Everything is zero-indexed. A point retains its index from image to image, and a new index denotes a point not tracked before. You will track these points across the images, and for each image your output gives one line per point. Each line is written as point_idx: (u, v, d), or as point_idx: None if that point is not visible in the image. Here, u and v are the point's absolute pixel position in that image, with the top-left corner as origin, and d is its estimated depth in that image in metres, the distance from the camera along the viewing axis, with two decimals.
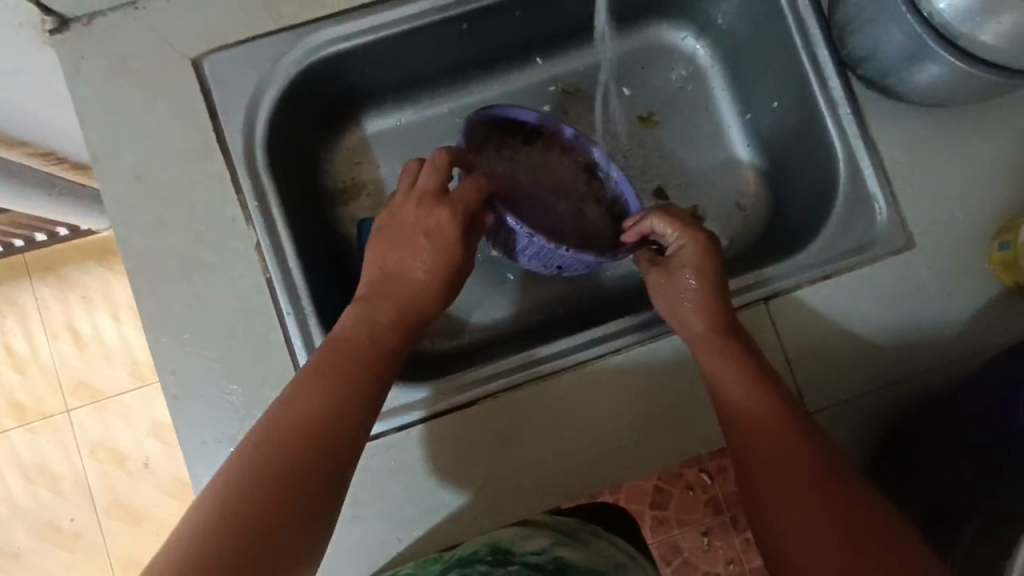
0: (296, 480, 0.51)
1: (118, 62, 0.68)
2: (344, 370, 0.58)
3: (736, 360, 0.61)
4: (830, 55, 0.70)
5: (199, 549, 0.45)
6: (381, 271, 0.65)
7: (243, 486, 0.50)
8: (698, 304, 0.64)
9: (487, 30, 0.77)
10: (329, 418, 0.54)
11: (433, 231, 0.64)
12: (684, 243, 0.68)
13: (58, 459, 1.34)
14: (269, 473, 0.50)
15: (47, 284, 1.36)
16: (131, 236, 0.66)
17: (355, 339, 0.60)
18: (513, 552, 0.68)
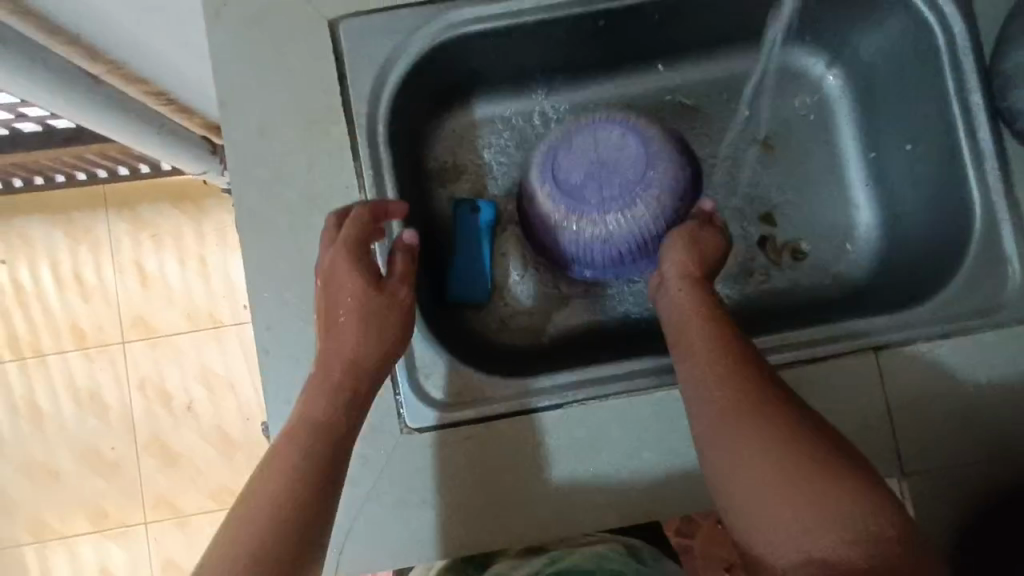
0: (324, 444, 0.56)
1: (256, 14, 0.68)
2: (361, 319, 0.61)
3: (695, 297, 0.63)
4: (984, 104, 0.66)
5: (306, 419, 0.57)
6: (353, 317, 0.61)
7: (307, 430, 0.56)
8: (685, 264, 0.66)
9: (621, 31, 0.75)
10: (356, 388, 0.60)
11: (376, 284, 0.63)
12: (674, 249, 0.67)
13: (109, 389, 1.38)
14: (307, 435, 0.56)
15: (122, 219, 1.40)
16: (246, 190, 0.67)
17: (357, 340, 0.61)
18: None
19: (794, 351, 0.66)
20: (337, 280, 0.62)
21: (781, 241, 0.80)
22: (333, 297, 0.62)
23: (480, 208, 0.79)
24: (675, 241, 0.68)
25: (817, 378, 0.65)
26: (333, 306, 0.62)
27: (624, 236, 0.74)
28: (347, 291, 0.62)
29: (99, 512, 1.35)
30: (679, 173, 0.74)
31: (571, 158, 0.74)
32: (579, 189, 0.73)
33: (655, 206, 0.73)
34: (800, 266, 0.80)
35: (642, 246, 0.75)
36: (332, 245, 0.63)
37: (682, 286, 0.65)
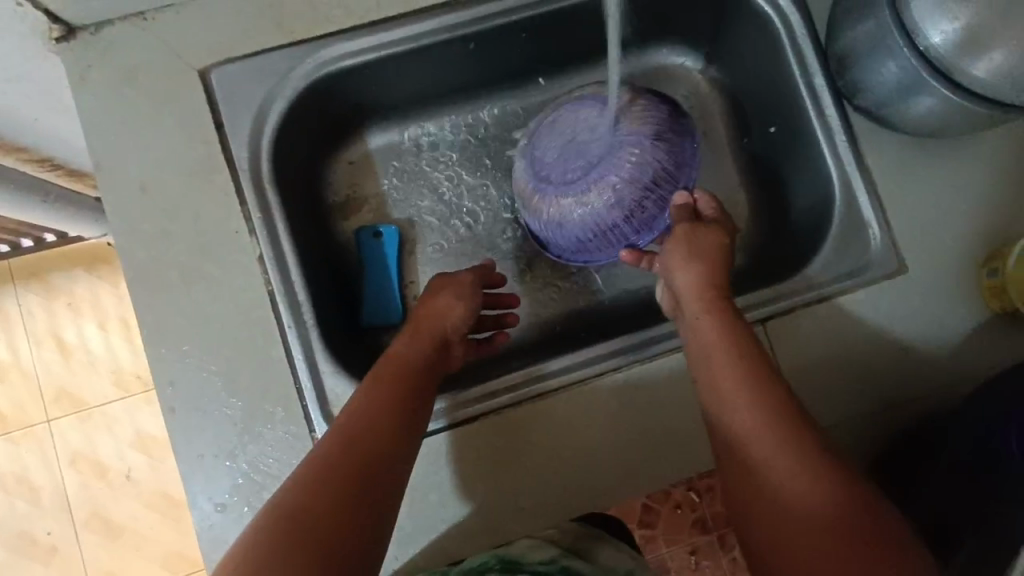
0: (312, 530, 0.51)
1: (125, 74, 0.68)
2: (428, 303, 0.71)
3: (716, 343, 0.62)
4: (827, 85, 0.72)
5: (297, 491, 0.53)
6: (443, 332, 0.69)
7: (297, 496, 0.53)
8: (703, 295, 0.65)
9: (492, 50, 0.78)
10: (356, 470, 0.55)
11: (433, 300, 0.71)
12: (687, 252, 0.69)
13: (38, 471, 1.31)
14: (300, 502, 0.52)
15: (34, 291, 1.34)
16: (133, 248, 0.66)
17: (447, 311, 0.70)
18: (522, 563, 0.65)
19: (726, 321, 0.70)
20: (432, 293, 0.71)
21: None
22: (435, 295, 0.71)
23: (383, 233, 0.82)
24: (683, 241, 0.70)
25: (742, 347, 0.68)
26: (432, 292, 0.72)
27: (582, 223, 0.77)
28: (432, 294, 0.71)
29: None
30: (644, 162, 0.75)
31: (542, 143, 0.78)
32: (546, 176, 0.77)
33: (608, 191, 0.75)
34: None
35: (600, 231, 0.77)
36: (438, 277, 0.73)
37: (705, 330, 0.63)
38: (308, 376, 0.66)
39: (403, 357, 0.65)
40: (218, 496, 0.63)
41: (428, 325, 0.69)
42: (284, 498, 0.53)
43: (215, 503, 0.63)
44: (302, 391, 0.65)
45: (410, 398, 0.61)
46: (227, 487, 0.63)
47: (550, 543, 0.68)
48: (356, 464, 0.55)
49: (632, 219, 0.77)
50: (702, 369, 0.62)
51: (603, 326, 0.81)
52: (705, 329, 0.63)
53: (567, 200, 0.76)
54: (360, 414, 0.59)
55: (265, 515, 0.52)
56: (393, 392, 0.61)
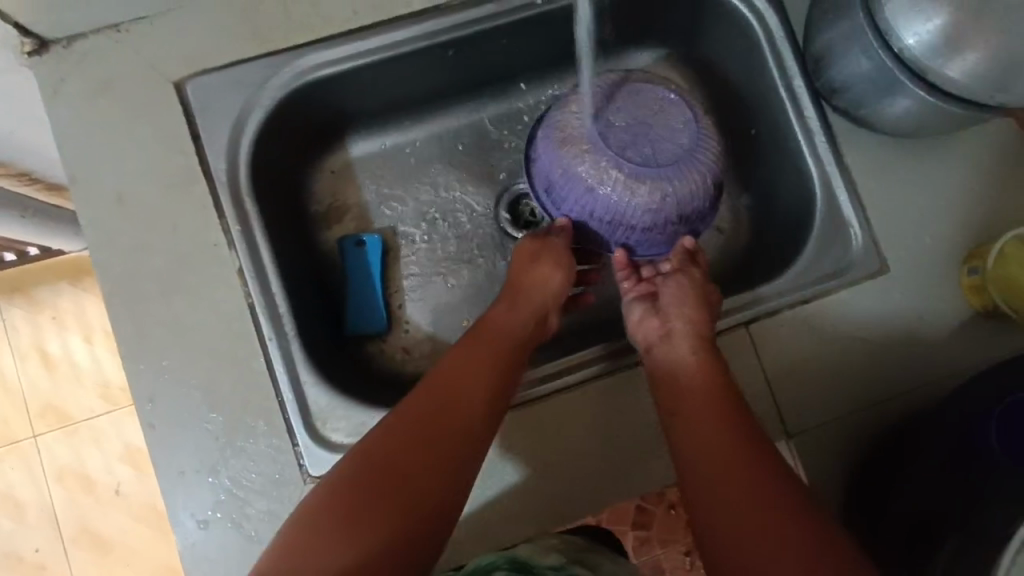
0: (398, 500, 0.52)
1: (99, 86, 0.68)
2: (528, 270, 0.73)
3: (692, 356, 0.67)
4: (806, 87, 0.72)
5: (381, 459, 0.54)
6: (533, 300, 0.72)
7: (382, 463, 0.54)
8: (687, 319, 0.69)
9: (472, 56, 0.78)
10: (445, 443, 0.57)
11: (555, 264, 0.73)
12: (674, 289, 0.72)
13: (23, 487, 1.29)
14: (388, 468, 0.54)
15: (17, 305, 1.33)
16: (110, 263, 0.65)
17: (545, 280, 0.73)
18: (534, 565, 0.62)
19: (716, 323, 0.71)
20: (526, 260, 0.74)
21: None
22: (535, 263, 0.73)
23: (365, 241, 0.81)
24: (682, 285, 0.72)
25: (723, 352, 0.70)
26: (526, 257, 0.74)
27: (609, 202, 0.73)
28: (524, 261, 0.74)
29: None
30: (669, 203, 0.72)
31: (630, 110, 0.72)
32: (609, 144, 0.71)
33: (656, 196, 0.71)
34: None
35: (616, 219, 0.74)
36: (526, 241, 0.76)
37: (683, 347, 0.67)
38: (291, 389, 0.65)
39: (501, 324, 0.68)
40: (200, 512, 0.62)
41: (528, 295, 0.72)
42: (373, 461, 0.54)
43: (197, 518, 0.62)
44: (284, 404, 0.65)
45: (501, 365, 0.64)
46: (209, 503, 0.62)
47: (556, 552, 0.66)
48: (450, 435, 0.57)
49: (636, 245, 0.77)
50: (675, 376, 0.66)
51: (586, 332, 0.81)
52: (680, 358, 0.67)
53: (577, 214, 0.76)
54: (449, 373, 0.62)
55: (344, 480, 0.54)
56: (488, 367, 0.63)
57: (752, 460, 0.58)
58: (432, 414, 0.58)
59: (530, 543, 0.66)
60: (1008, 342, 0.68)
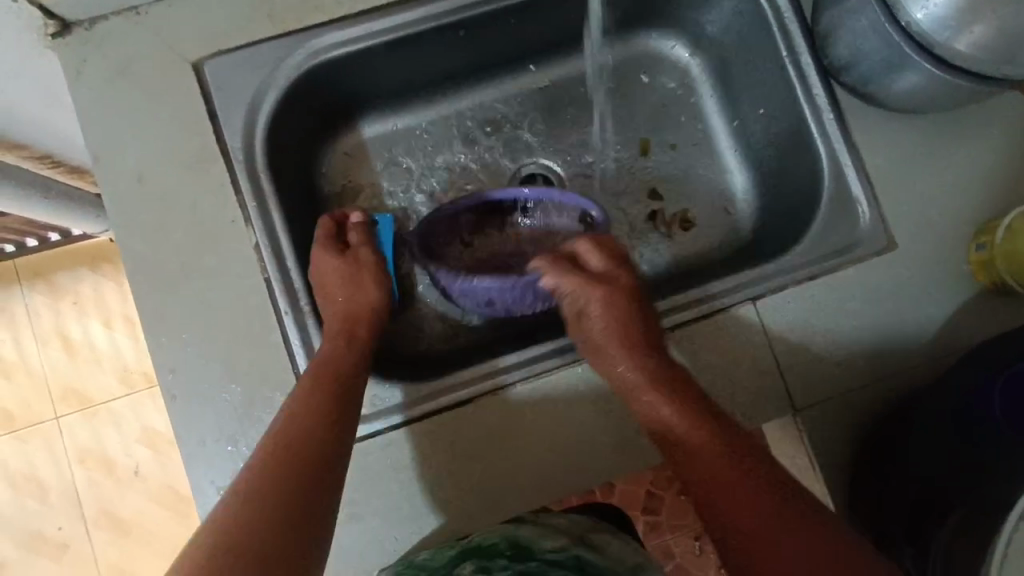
0: (270, 525, 0.52)
1: (119, 68, 0.69)
2: (348, 284, 0.69)
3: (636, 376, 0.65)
4: (814, 64, 0.72)
5: (254, 484, 0.54)
6: (346, 315, 0.68)
7: (259, 487, 0.54)
8: (609, 334, 0.67)
9: (481, 37, 0.78)
10: (307, 462, 0.56)
11: (349, 279, 0.70)
12: (575, 304, 0.71)
13: (47, 468, 1.33)
14: (259, 495, 0.54)
15: (39, 291, 1.36)
16: (132, 239, 0.67)
17: (360, 294, 0.69)
18: (531, 549, 0.70)
19: (730, 294, 0.71)
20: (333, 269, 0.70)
21: (670, 213, 0.87)
22: (342, 282, 0.70)
23: None
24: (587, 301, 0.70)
25: (734, 326, 0.70)
26: (333, 274, 0.70)
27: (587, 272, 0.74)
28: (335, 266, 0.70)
29: None
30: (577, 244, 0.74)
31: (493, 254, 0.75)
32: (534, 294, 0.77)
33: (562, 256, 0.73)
34: (687, 235, 0.86)
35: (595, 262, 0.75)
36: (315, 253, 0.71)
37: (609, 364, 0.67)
38: (307, 361, 0.67)
39: (339, 349, 0.64)
40: (220, 480, 0.65)
41: (354, 317, 0.68)
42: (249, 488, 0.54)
43: (217, 485, 0.64)
44: (300, 375, 0.67)
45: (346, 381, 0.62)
46: (229, 471, 0.65)
47: (561, 535, 0.74)
48: (312, 455, 0.57)
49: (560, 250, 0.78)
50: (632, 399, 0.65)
51: None
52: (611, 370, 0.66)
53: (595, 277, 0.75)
54: (302, 401, 0.60)
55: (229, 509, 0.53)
56: (337, 387, 0.61)
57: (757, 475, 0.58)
58: (300, 449, 0.57)
59: (536, 524, 0.73)
60: (1013, 318, 0.68)
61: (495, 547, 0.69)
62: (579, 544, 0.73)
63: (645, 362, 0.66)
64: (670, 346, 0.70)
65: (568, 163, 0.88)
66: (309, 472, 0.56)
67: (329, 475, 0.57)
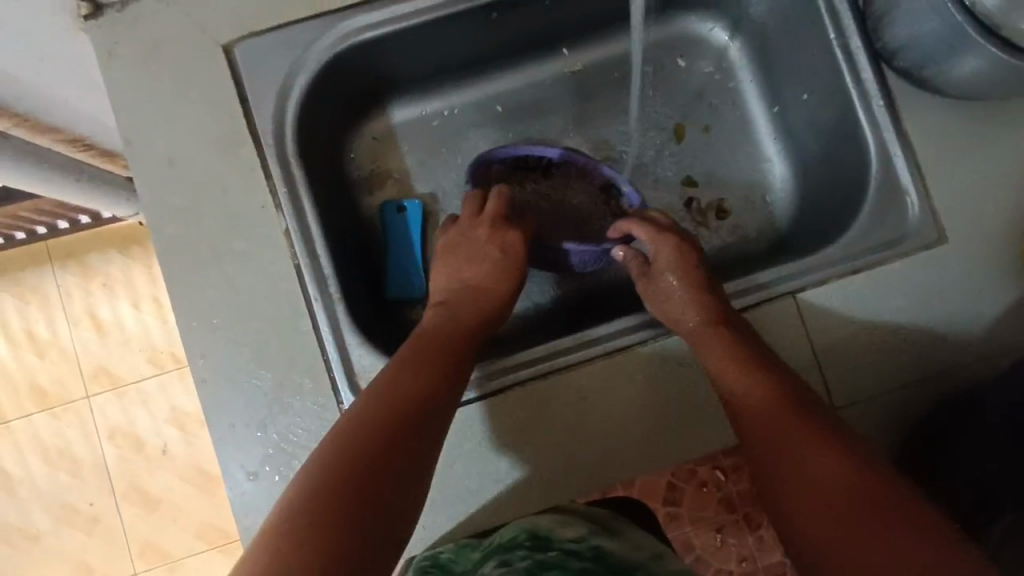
0: (336, 496, 0.50)
1: (151, 49, 0.69)
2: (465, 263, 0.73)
3: (696, 325, 0.66)
4: (865, 47, 0.69)
5: (325, 461, 0.53)
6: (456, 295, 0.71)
7: (325, 462, 0.53)
8: (683, 298, 0.68)
9: (514, 19, 0.76)
10: (381, 439, 0.55)
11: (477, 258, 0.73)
12: (661, 255, 0.73)
13: (79, 444, 1.36)
14: (329, 470, 0.52)
15: (71, 271, 1.38)
16: (163, 223, 0.67)
17: (476, 287, 0.71)
18: (551, 539, 0.65)
19: (773, 284, 0.69)
20: (471, 248, 0.74)
21: (705, 202, 0.84)
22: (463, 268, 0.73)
23: (406, 207, 0.82)
24: (659, 251, 0.73)
25: (771, 320, 0.68)
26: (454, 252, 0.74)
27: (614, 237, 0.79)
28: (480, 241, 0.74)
29: (86, 568, 1.34)
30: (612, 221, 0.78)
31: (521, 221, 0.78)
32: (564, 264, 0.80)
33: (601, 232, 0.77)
34: (723, 224, 0.84)
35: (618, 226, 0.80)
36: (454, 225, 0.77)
37: (680, 313, 0.68)
38: (336, 350, 0.66)
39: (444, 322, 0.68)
40: (250, 465, 0.65)
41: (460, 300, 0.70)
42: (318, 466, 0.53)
43: (247, 470, 0.65)
44: (330, 364, 0.66)
45: (439, 362, 0.63)
46: (258, 456, 0.65)
47: (583, 523, 0.68)
48: (388, 433, 0.56)
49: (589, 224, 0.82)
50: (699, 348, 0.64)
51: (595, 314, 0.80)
52: (678, 316, 0.68)
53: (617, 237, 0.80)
54: (382, 393, 0.59)
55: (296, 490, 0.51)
56: (437, 366, 0.63)
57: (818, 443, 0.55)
58: (378, 426, 0.56)
59: (559, 513, 0.68)
60: None
61: (513, 539, 0.64)
62: (601, 535, 0.67)
63: (704, 299, 0.68)
64: None
65: (600, 150, 0.86)
66: (379, 453, 0.54)
67: (406, 457, 0.55)
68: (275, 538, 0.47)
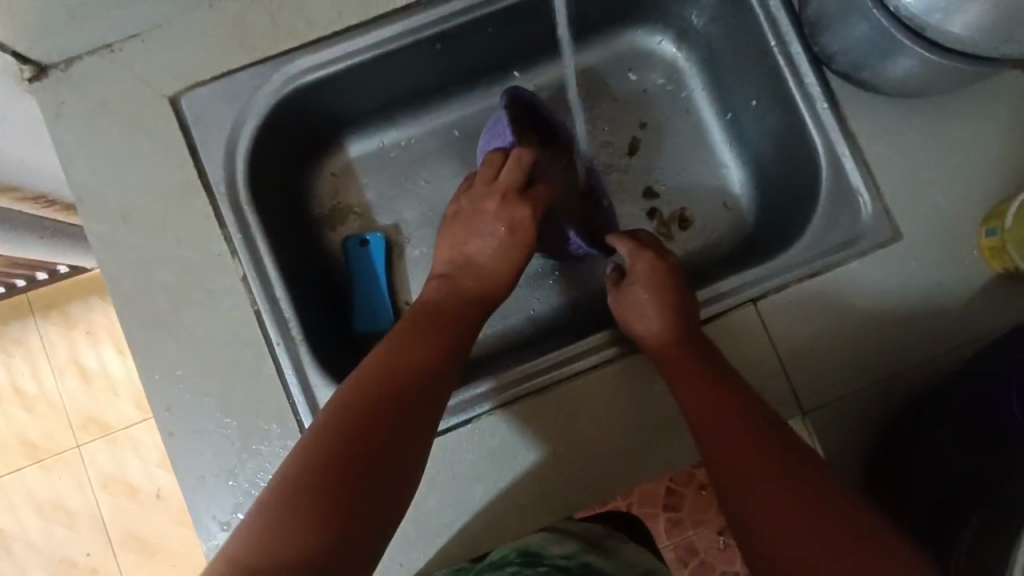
0: (314, 490, 0.48)
1: (97, 106, 0.69)
2: (473, 233, 0.71)
3: (662, 336, 0.65)
4: (805, 52, 0.70)
5: (301, 451, 0.51)
6: (455, 266, 0.71)
7: (303, 453, 0.51)
8: (654, 314, 0.66)
9: (460, 48, 0.77)
10: (360, 422, 0.53)
11: (495, 229, 0.71)
12: (638, 272, 0.71)
13: (72, 496, 1.35)
14: (306, 460, 0.50)
15: (51, 322, 1.37)
16: (121, 278, 0.67)
17: (481, 253, 0.71)
18: (543, 556, 0.66)
19: (738, 294, 0.69)
20: (483, 218, 0.71)
21: (667, 213, 0.85)
22: (474, 235, 0.71)
23: (369, 240, 0.82)
24: (639, 270, 0.71)
25: (734, 329, 0.68)
26: (462, 215, 0.73)
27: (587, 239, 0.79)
28: (489, 215, 0.71)
29: None
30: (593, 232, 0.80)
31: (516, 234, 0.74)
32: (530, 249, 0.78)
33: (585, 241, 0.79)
34: (686, 234, 0.84)
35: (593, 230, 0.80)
36: (465, 193, 0.74)
37: (649, 328, 0.66)
38: (302, 392, 0.66)
39: (444, 304, 0.67)
40: (222, 515, 0.64)
41: (460, 274, 0.70)
42: (296, 457, 0.51)
43: (219, 520, 0.64)
44: (296, 407, 0.66)
45: (425, 346, 0.61)
46: (230, 505, 0.64)
47: (570, 539, 0.70)
48: (368, 417, 0.54)
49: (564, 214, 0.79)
50: (669, 356, 0.64)
51: (566, 331, 0.80)
52: (646, 328, 0.66)
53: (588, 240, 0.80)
54: (369, 377, 0.57)
55: (272, 487, 0.50)
56: (425, 350, 0.61)
57: (774, 448, 0.56)
58: (360, 410, 0.54)
59: (547, 529, 0.69)
60: None
61: (504, 558, 0.65)
62: (589, 550, 0.70)
63: (673, 313, 0.66)
64: None
65: None
66: (359, 437, 0.52)
67: (390, 443, 0.53)
68: (248, 536, 0.46)
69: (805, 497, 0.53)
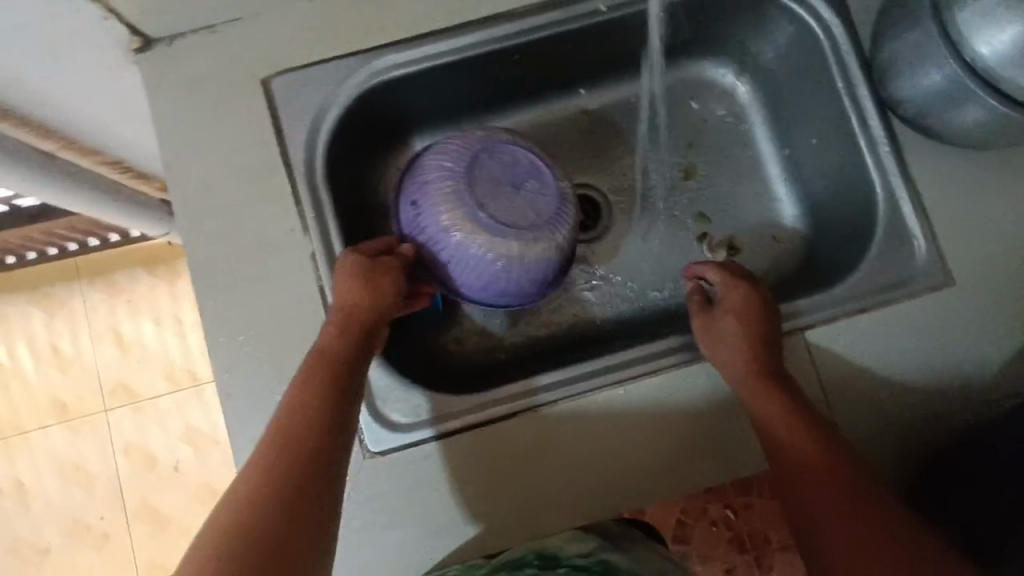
0: (279, 502, 0.53)
1: (194, 82, 0.74)
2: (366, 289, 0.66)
3: (756, 376, 0.65)
4: (871, 96, 0.72)
5: (259, 468, 0.55)
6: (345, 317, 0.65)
7: (263, 469, 0.55)
8: (744, 349, 0.66)
9: (535, 61, 0.80)
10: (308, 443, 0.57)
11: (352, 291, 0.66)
12: (733, 303, 0.70)
13: (95, 460, 1.38)
14: (267, 476, 0.55)
15: (97, 288, 1.43)
16: (196, 243, 0.71)
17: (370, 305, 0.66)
18: (559, 557, 0.66)
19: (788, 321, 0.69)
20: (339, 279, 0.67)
21: (716, 239, 0.87)
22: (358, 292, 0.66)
23: None
24: (735, 300, 0.70)
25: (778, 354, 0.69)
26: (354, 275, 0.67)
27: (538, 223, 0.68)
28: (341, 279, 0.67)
29: None
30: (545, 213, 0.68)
31: (500, 202, 0.67)
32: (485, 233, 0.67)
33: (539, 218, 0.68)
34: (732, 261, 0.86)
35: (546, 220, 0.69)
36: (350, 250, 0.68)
37: (736, 360, 0.66)
38: None
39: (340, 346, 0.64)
40: None
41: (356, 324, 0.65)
42: (247, 476, 0.55)
43: None
44: None
45: (344, 369, 0.63)
46: None
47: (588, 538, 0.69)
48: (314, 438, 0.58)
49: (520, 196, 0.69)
50: (754, 394, 0.64)
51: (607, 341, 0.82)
52: (732, 360, 0.66)
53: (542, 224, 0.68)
54: (305, 399, 0.60)
55: (229, 501, 0.54)
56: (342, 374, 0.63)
57: (854, 487, 0.58)
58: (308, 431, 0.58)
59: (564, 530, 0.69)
60: None
61: (522, 559, 0.65)
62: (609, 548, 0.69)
63: (762, 350, 0.66)
64: (714, 375, 0.69)
65: (611, 183, 0.89)
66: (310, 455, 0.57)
67: (330, 458, 0.58)
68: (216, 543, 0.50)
69: (885, 538, 0.55)
